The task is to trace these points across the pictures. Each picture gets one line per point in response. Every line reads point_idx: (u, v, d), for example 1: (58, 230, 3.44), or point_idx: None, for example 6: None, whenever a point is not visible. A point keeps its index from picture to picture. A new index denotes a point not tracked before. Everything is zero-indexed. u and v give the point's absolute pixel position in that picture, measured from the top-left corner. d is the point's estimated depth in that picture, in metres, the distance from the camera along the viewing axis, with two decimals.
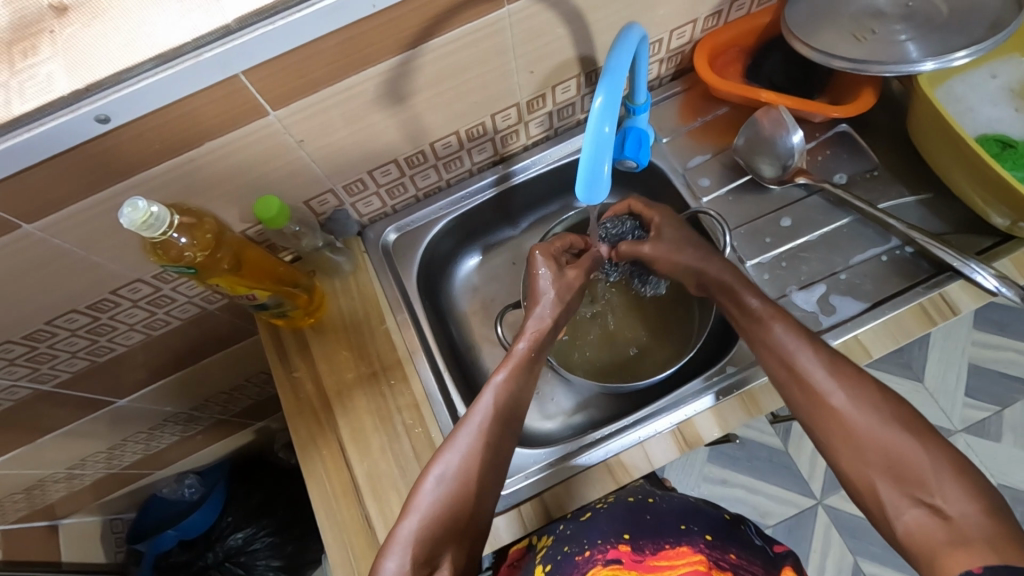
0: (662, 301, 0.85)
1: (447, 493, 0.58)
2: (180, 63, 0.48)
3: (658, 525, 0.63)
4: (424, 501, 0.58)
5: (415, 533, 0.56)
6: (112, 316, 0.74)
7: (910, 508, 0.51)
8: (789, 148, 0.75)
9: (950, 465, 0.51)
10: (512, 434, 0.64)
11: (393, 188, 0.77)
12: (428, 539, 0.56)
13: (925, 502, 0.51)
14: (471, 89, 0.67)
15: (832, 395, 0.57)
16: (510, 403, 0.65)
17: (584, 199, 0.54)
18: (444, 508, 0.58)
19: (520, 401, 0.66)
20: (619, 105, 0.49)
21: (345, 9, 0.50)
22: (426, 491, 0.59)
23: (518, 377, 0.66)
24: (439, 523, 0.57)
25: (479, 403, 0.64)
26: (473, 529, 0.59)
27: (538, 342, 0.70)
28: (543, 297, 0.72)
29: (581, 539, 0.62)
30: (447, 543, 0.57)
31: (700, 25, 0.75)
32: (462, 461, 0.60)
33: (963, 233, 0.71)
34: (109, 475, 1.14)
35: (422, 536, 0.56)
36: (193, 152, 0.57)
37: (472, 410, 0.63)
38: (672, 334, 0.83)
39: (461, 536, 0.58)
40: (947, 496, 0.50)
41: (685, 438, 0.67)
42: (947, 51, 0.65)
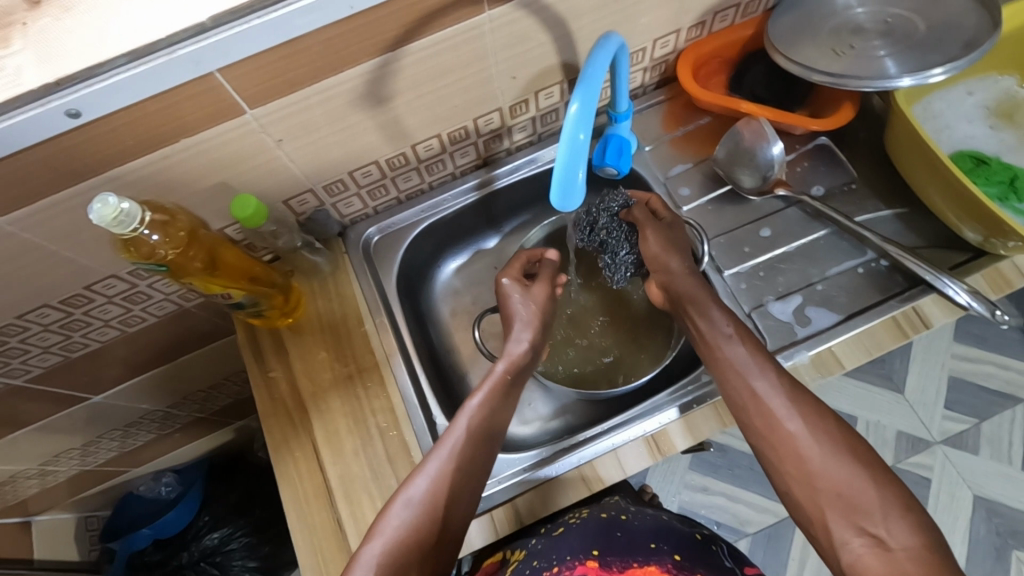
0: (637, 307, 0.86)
1: (416, 516, 0.58)
2: (153, 60, 0.47)
3: (630, 545, 0.61)
4: (392, 522, 0.57)
5: (378, 556, 0.55)
6: (86, 312, 0.74)
7: (849, 521, 0.52)
8: (770, 159, 0.75)
9: (899, 504, 0.52)
10: (486, 458, 0.63)
11: (374, 189, 0.77)
12: (394, 562, 0.55)
13: (869, 531, 0.52)
14: (453, 93, 0.67)
15: (794, 420, 0.58)
16: (485, 427, 0.64)
17: (558, 206, 0.54)
18: (410, 531, 0.57)
19: (496, 426, 0.65)
20: (593, 113, 0.49)
21: (322, 9, 0.49)
22: (395, 513, 0.58)
23: (492, 401, 0.66)
24: (403, 548, 0.56)
25: (454, 427, 0.63)
26: (437, 551, 0.58)
27: (516, 366, 0.70)
28: (520, 319, 0.73)
29: (550, 556, 0.61)
30: (411, 569, 0.56)
31: (683, 35, 0.76)
32: (432, 484, 0.59)
33: (938, 248, 0.72)
34: (83, 472, 1.13)
35: (385, 559, 0.55)
36: (169, 149, 0.56)
37: (446, 432, 0.63)
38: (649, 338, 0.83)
39: (425, 561, 0.57)
40: (887, 506, 0.51)
41: (659, 446, 0.67)
42: (923, 67, 0.66)
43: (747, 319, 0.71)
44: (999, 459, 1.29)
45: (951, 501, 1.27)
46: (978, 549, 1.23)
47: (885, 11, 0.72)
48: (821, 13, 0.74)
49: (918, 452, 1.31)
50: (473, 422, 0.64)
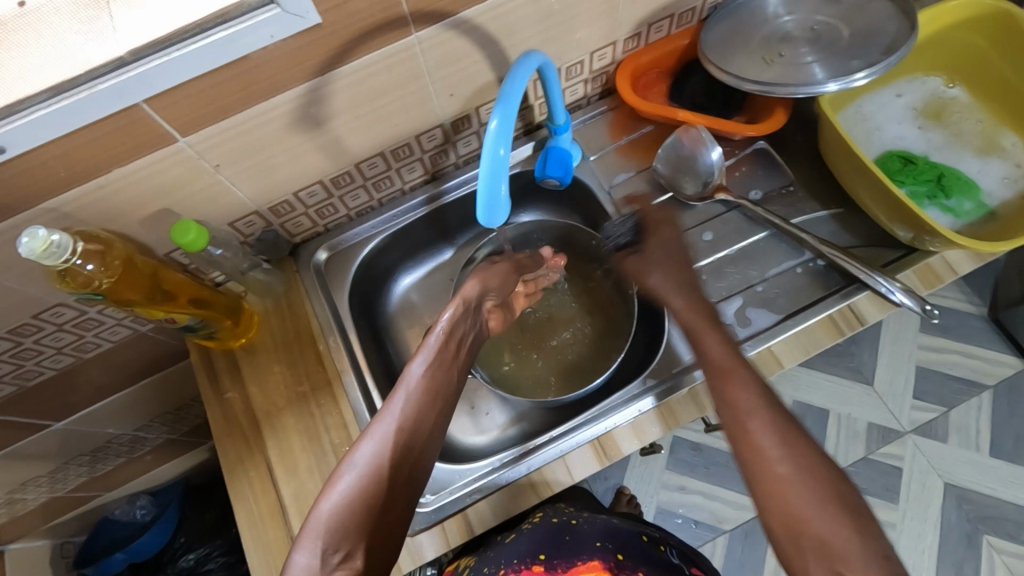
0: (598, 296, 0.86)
1: (361, 481, 0.54)
2: (74, 94, 0.48)
3: (576, 545, 0.63)
4: (337, 488, 0.54)
5: (326, 521, 0.52)
6: (37, 341, 0.74)
7: None
8: (709, 165, 0.77)
9: None
10: (436, 419, 0.61)
11: (323, 208, 0.78)
12: (342, 527, 0.52)
13: None
14: (392, 112, 0.68)
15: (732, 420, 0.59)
16: (434, 388, 0.62)
17: (485, 222, 0.55)
18: (358, 498, 0.53)
19: (442, 385, 0.63)
20: (513, 129, 0.50)
21: (242, 40, 0.50)
22: (341, 476, 0.55)
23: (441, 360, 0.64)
24: (351, 512, 0.52)
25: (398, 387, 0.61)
26: (388, 522, 0.55)
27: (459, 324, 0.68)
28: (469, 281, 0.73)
29: (499, 561, 0.63)
30: (361, 535, 0.52)
31: (620, 47, 0.78)
32: (377, 444, 0.56)
33: (871, 247, 0.74)
34: (55, 499, 1.12)
35: (333, 524, 0.52)
36: (104, 178, 0.57)
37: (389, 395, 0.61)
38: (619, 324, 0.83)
39: (375, 529, 0.53)
40: None
41: (606, 450, 0.68)
42: (846, 72, 0.68)
43: None
44: (967, 446, 1.31)
45: (922, 490, 1.29)
46: (949, 536, 1.26)
47: (811, 19, 0.75)
48: (750, 23, 0.76)
49: (889, 443, 1.34)
50: (420, 383, 0.61)
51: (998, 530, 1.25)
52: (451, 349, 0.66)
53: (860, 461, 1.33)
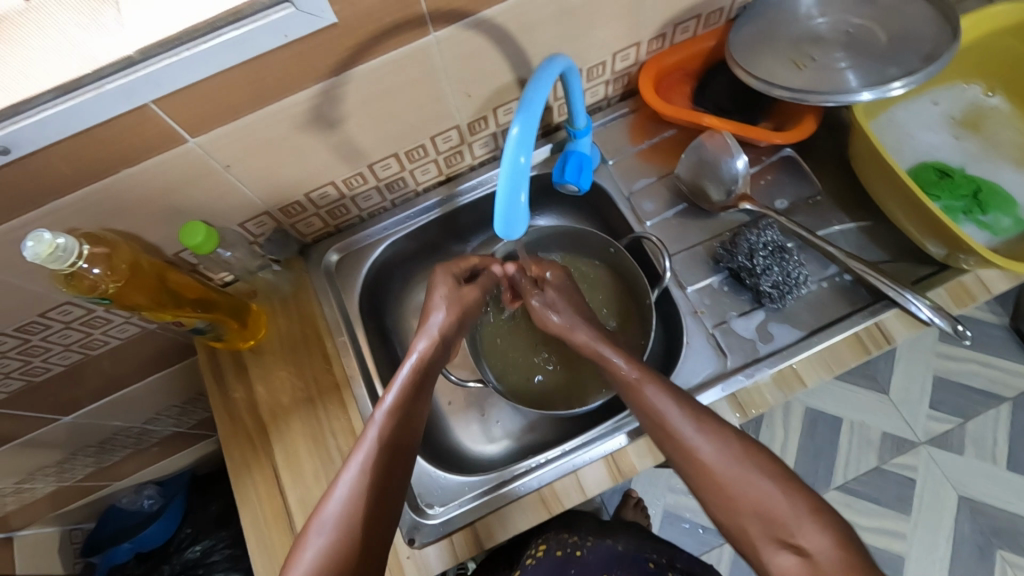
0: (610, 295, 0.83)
1: (331, 542, 0.54)
2: (80, 94, 0.46)
3: None
4: (307, 552, 0.54)
5: None
6: (44, 338, 0.73)
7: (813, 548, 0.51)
8: (733, 173, 0.73)
9: None
10: (405, 468, 0.60)
11: (335, 209, 0.76)
12: None
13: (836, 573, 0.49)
14: (407, 113, 0.66)
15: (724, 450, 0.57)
16: (397, 434, 0.61)
17: (503, 234, 0.53)
18: (329, 562, 0.53)
19: (411, 430, 0.62)
20: (535, 136, 0.48)
21: (253, 39, 0.48)
22: (311, 538, 0.54)
23: (407, 402, 0.63)
24: None
25: (365, 436, 0.60)
26: None
27: (426, 363, 0.67)
28: (435, 314, 0.71)
29: None
30: None
31: (644, 47, 0.75)
32: (345, 503, 0.56)
33: (902, 262, 0.71)
34: (63, 488, 1.13)
35: None
36: (112, 178, 0.55)
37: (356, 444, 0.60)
38: (635, 320, 0.79)
39: None
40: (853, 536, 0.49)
41: (619, 467, 0.66)
42: (883, 81, 0.65)
43: (709, 337, 0.71)
44: (983, 458, 1.29)
45: (935, 502, 1.27)
46: (961, 550, 1.23)
47: (847, 21, 0.71)
48: (781, 24, 0.73)
49: (903, 453, 1.31)
50: (383, 431, 0.60)
51: (1013, 545, 1.22)
52: (418, 391, 0.65)
53: (873, 471, 1.31)
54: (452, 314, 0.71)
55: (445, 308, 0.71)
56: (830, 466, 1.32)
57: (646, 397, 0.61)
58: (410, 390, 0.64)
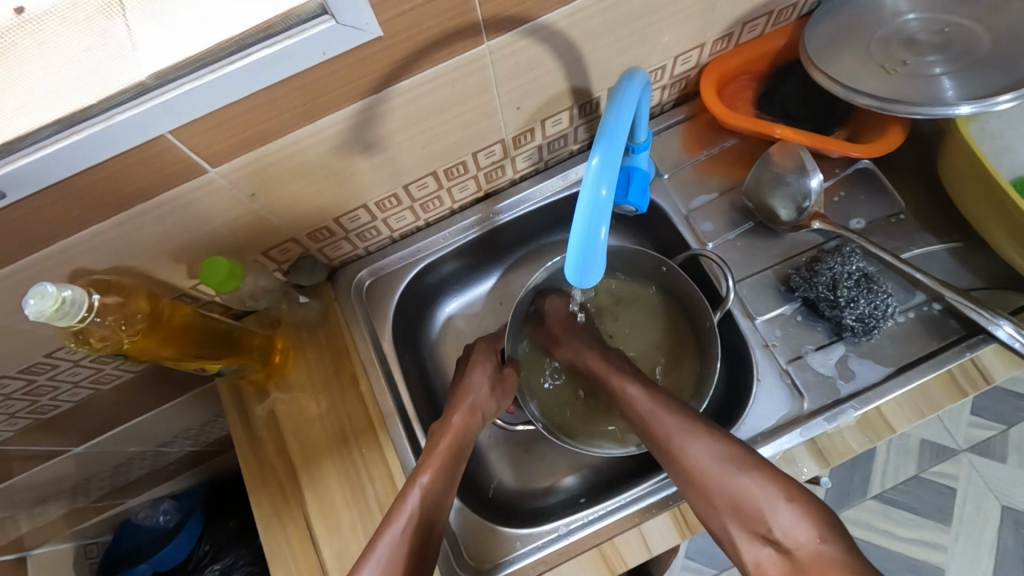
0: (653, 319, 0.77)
1: None
2: (86, 128, 0.40)
3: None
4: None
5: None
6: (51, 376, 0.67)
7: None
8: (806, 190, 0.67)
9: None
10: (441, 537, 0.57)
11: (364, 232, 0.69)
12: None
13: None
14: (449, 130, 0.58)
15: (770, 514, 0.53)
16: (433, 512, 0.56)
17: (574, 281, 0.46)
18: None
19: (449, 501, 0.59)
20: (619, 168, 0.41)
21: (286, 59, 0.41)
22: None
23: (448, 476, 0.59)
24: None
25: (404, 503, 0.56)
26: None
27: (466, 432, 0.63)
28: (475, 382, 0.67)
29: None
30: None
31: (708, 49, 0.67)
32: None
33: (997, 289, 0.64)
34: (75, 511, 1.07)
35: None
36: (124, 215, 0.48)
37: (396, 510, 0.56)
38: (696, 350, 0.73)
39: None
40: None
41: (687, 521, 0.60)
42: (989, 91, 0.57)
43: (782, 374, 0.64)
44: None
45: (977, 513, 1.21)
46: (1007, 563, 1.17)
47: (942, 19, 0.63)
48: (864, 22, 0.65)
49: (943, 461, 1.25)
50: (425, 499, 0.56)
51: None
52: (456, 456, 0.61)
53: (912, 480, 1.24)
54: (497, 400, 0.68)
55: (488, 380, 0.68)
56: (868, 474, 1.26)
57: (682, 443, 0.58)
58: (451, 462, 0.60)
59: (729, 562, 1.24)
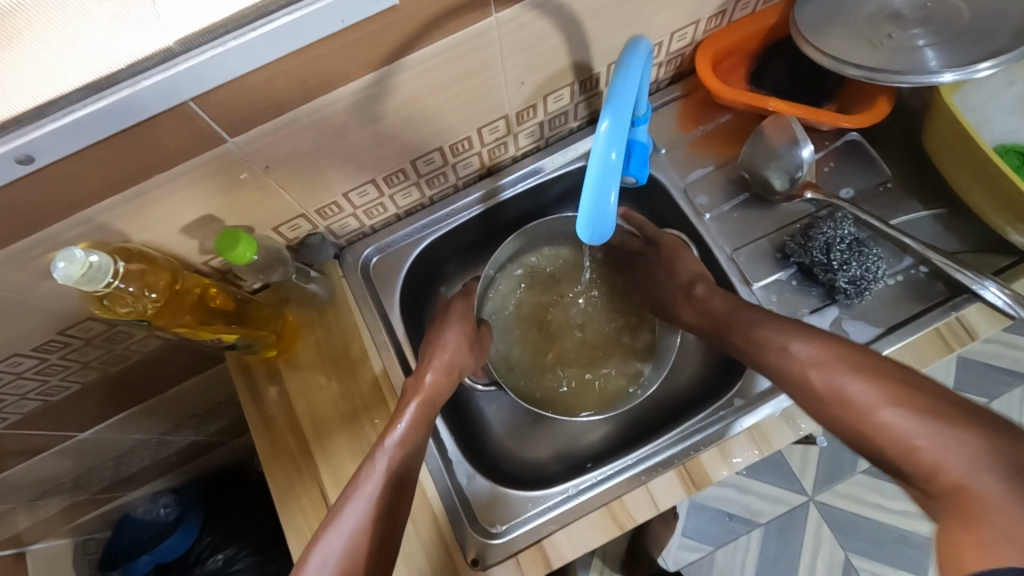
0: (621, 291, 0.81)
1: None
2: (114, 93, 0.40)
3: None
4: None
5: None
6: (63, 355, 0.68)
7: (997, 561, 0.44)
8: (798, 160, 0.69)
9: None
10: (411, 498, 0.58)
11: (372, 208, 0.71)
12: None
13: None
14: (457, 104, 0.60)
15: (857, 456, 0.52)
16: (401, 477, 0.58)
17: (586, 240, 0.48)
18: None
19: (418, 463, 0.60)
20: (628, 132, 0.43)
21: (308, 26, 0.43)
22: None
23: (415, 441, 0.60)
24: None
25: (373, 467, 0.58)
26: None
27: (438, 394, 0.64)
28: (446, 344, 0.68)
29: None
30: None
31: (703, 26, 0.69)
32: (349, 537, 0.54)
33: (981, 253, 0.67)
34: (76, 503, 1.06)
35: None
36: (144, 185, 0.49)
37: (364, 474, 0.57)
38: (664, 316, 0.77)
39: None
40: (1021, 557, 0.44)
41: (692, 478, 0.63)
42: (969, 60, 0.61)
43: None
44: None
45: None
46: None
47: None
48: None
49: None
50: (393, 462, 0.58)
51: None
52: (426, 418, 0.62)
53: None
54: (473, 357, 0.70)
55: (454, 347, 0.68)
56: None
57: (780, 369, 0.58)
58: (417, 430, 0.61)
59: (726, 539, 1.26)
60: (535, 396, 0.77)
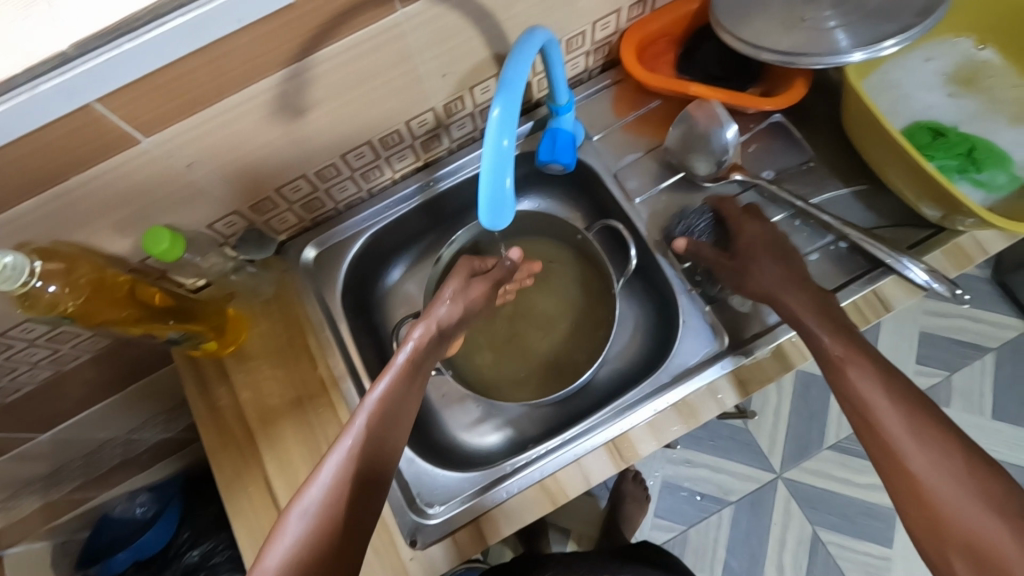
0: (569, 271, 0.81)
1: (309, 530, 0.51)
2: (15, 97, 0.42)
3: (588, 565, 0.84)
4: (285, 537, 0.51)
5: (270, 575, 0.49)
6: (9, 357, 0.69)
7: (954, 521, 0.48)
8: (724, 144, 0.72)
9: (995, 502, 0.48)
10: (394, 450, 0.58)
11: (309, 203, 0.72)
12: None
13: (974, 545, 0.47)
14: (379, 97, 0.62)
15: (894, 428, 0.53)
16: (381, 430, 0.57)
17: (489, 224, 0.50)
18: (306, 550, 0.50)
19: (403, 416, 0.59)
20: (518, 119, 0.45)
21: (205, 25, 0.44)
22: (286, 531, 0.51)
23: (398, 394, 0.59)
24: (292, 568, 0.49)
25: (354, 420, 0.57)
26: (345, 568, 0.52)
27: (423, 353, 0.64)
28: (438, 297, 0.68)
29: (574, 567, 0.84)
30: None
31: (625, 14, 0.71)
32: (327, 492, 0.53)
33: (900, 226, 0.70)
34: (49, 504, 1.07)
35: None
36: (62, 186, 0.51)
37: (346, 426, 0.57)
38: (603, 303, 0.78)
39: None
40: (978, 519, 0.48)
41: (621, 452, 0.65)
42: (875, 39, 0.62)
43: (706, 315, 0.69)
44: (970, 409, 1.28)
45: None
46: None
47: None
48: None
49: None
50: (372, 417, 0.57)
51: None
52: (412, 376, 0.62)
53: None
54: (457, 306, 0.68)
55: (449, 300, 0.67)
56: (822, 425, 1.32)
57: (849, 380, 0.55)
58: (397, 389, 0.60)
59: (697, 518, 1.29)
60: (483, 379, 0.77)
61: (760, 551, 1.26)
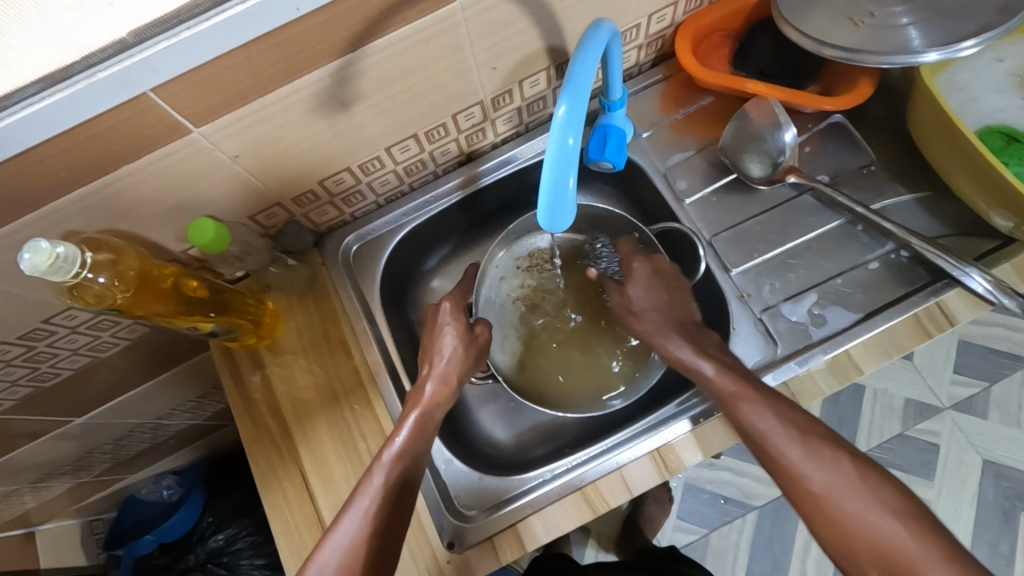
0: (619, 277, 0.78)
1: None
2: (70, 86, 0.40)
3: None
4: None
5: None
6: (50, 344, 0.69)
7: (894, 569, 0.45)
8: (780, 145, 0.69)
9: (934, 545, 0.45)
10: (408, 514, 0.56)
11: (350, 196, 0.71)
12: None
13: None
14: (426, 90, 0.60)
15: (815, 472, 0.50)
16: (400, 486, 0.56)
17: (547, 226, 0.48)
18: None
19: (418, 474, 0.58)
20: (584, 117, 0.43)
21: (261, 14, 0.43)
22: None
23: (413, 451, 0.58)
24: None
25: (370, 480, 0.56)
26: None
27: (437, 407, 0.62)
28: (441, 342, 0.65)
29: None
30: None
31: (681, 7, 0.68)
32: (344, 555, 0.51)
33: (963, 236, 0.66)
34: (80, 484, 1.08)
35: None
36: (111, 176, 0.50)
37: (361, 486, 0.56)
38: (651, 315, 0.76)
39: None
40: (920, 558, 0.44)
41: (666, 463, 0.63)
42: (953, 38, 0.59)
43: (757, 323, 0.67)
44: (1011, 423, 1.22)
45: (960, 470, 1.21)
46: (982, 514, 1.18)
47: None
48: None
49: (927, 419, 1.24)
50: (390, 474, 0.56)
51: None
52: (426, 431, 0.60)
53: (896, 437, 1.24)
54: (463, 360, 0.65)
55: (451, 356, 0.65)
56: (853, 433, 1.25)
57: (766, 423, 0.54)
58: (420, 435, 0.59)
59: (720, 521, 1.27)
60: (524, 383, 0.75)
61: (784, 559, 1.23)
